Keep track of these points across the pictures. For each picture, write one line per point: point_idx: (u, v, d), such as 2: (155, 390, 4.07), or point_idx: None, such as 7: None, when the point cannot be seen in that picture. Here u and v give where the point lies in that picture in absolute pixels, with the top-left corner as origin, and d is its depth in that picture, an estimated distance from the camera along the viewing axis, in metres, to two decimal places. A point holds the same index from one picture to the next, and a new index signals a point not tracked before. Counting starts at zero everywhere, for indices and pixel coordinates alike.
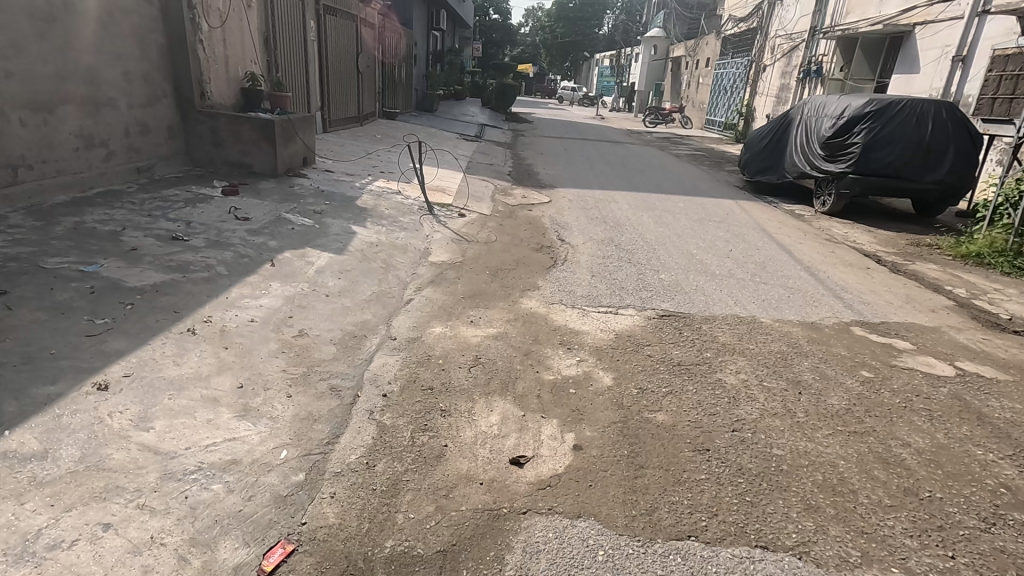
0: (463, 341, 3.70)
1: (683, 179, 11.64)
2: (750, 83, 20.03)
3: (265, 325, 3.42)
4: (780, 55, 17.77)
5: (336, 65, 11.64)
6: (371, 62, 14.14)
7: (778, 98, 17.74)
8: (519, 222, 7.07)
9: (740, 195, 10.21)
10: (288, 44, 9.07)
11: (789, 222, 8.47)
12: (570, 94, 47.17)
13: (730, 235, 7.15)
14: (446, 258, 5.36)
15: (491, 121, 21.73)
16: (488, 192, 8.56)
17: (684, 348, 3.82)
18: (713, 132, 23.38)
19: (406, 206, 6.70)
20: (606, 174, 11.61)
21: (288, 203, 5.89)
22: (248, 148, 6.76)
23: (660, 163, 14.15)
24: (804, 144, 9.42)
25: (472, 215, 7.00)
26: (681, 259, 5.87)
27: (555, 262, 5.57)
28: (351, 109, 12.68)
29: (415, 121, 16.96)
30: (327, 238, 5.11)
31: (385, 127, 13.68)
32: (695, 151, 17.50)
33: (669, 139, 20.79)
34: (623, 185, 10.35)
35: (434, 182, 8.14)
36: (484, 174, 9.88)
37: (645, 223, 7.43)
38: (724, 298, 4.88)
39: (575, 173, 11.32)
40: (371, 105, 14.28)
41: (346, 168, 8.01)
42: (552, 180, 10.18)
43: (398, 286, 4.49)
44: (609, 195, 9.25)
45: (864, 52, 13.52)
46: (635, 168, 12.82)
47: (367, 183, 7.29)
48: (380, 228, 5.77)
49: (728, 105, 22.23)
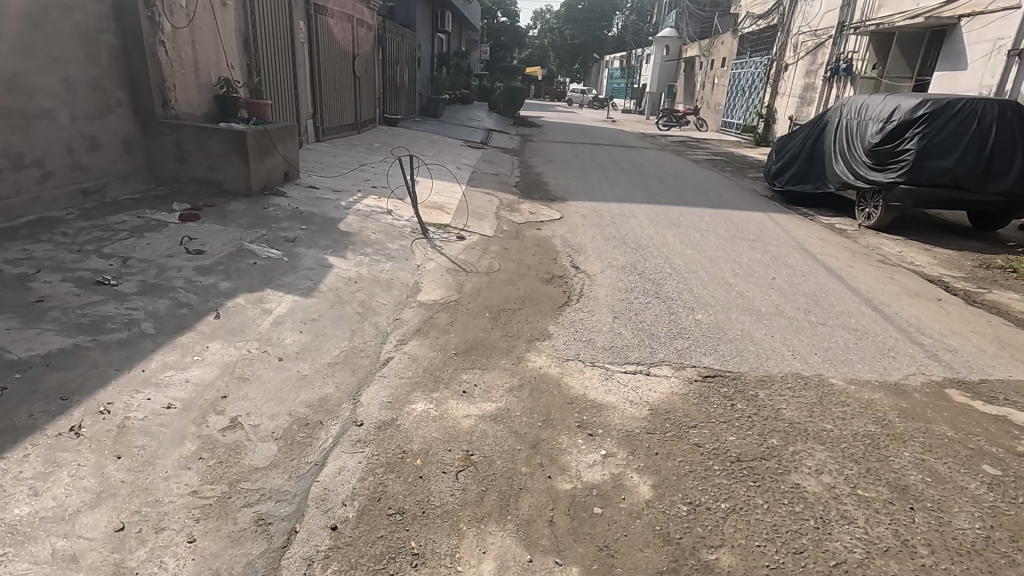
0: (451, 426, 2.82)
1: (706, 188, 10.68)
2: (770, 83, 19.01)
3: (184, 413, 2.56)
4: (804, 53, 16.77)
5: (329, 69, 10.84)
6: (369, 66, 13.34)
7: (802, 99, 16.73)
8: (526, 244, 6.19)
9: (771, 206, 9.25)
10: (271, 46, 8.27)
11: (832, 238, 7.51)
12: (579, 97, 46.27)
13: (768, 257, 6.23)
14: (439, 295, 4.50)
15: (498, 126, 20.88)
16: (492, 208, 7.69)
17: (742, 432, 2.90)
18: (730, 135, 22.35)
19: (397, 228, 5.85)
20: (622, 183, 10.68)
21: (256, 230, 5.05)
22: (218, 164, 5.94)
23: (679, 169, 13.20)
24: (847, 150, 8.47)
25: (472, 237, 6.13)
26: (718, 292, 4.96)
27: (568, 298, 4.68)
28: (347, 116, 11.88)
29: (418, 127, 16.15)
30: (294, 275, 4.26)
31: (385, 135, 12.88)
32: (715, 156, 16.53)
33: (685, 142, 19.81)
34: (641, 196, 9.43)
35: (432, 198, 7.29)
36: (488, 187, 9.02)
37: (670, 243, 6.52)
38: (777, 347, 3.96)
39: (587, 183, 10.40)
40: (369, 110, 13.48)
41: (333, 185, 7.18)
42: (563, 192, 9.29)
43: (375, 339, 3.63)
44: (627, 209, 8.34)
45: (900, 48, 12.50)
46: (653, 175, 11.87)
47: (354, 202, 6.44)
48: (362, 257, 4.91)
49: (746, 106, 21.22)
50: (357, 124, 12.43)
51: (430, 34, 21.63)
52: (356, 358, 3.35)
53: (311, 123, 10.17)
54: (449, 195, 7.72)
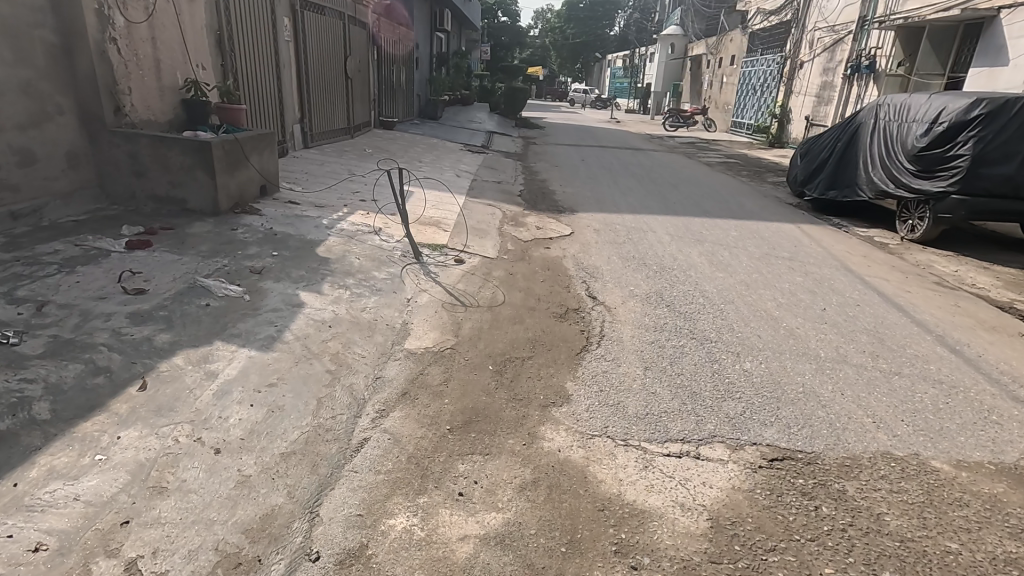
0: (442, 559, 2.05)
1: (725, 195, 9.88)
2: (784, 81, 18.20)
3: (56, 561, 1.79)
4: (821, 49, 15.96)
5: (319, 70, 10.09)
6: (362, 67, 12.59)
7: (819, 98, 15.93)
8: (534, 268, 5.43)
9: (800, 216, 8.45)
10: (250, 45, 7.51)
11: (875, 254, 6.71)
12: (582, 97, 45.45)
13: (811, 280, 5.45)
14: (431, 340, 3.73)
15: (500, 128, 20.13)
16: (494, 222, 6.91)
17: (842, 561, 2.12)
18: (741, 135, 21.53)
19: (385, 252, 5.08)
20: (635, 190, 9.90)
21: (216, 258, 4.29)
22: (180, 179, 5.17)
23: (693, 174, 12.39)
24: (886, 155, 7.67)
25: (472, 260, 5.35)
26: (763, 331, 4.18)
27: (587, 341, 3.90)
28: (338, 120, 11.12)
29: (416, 130, 15.39)
30: (253, 319, 3.49)
31: (380, 139, 12.11)
32: (728, 158, 15.73)
33: (695, 144, 19.01)
34: (657, 205, 8.64)
35: (427, 214, 6.53)
36: (490, 197, 8.24)
37: (698, 264, 5.74)
38: (851, 411, 3.18)
39: (597, 190, 9.61)
40: (363, 113, 12.72)
41: (317, 199, 6.42)
42: (572, 202, 8.50)
43: (347, 411, 2.86)
44: (644, 222, 7.56)
45: (929, 43, 11.71)
46: (666, 181, 11.06)
47: (337, 220, 5.67)
48: (340, 292, 4.14)
49: (758, 105, 20.41)
50: (349, 129, 11.67)
51: (428, 33, 20.88)
52: (320, 443, 2.58)
53: (298, 128, 9.42)
54: (447, 209, 6.95)
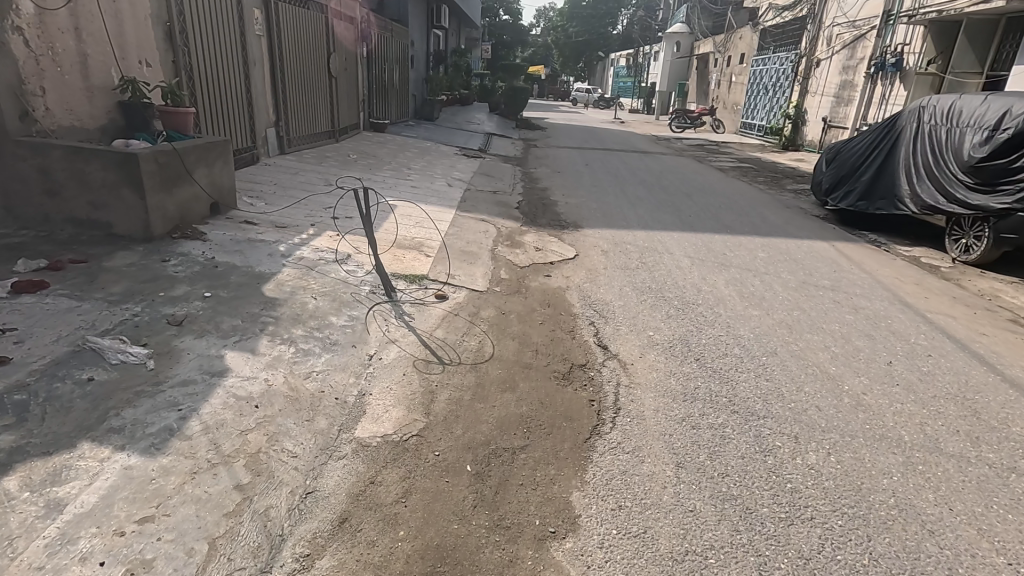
0: None
1: (744, 206, 8.96)
2: (798, 80, 17.29)
3: None
4: (840, 46, 15.00)
5: (298, 68, 9.22)
6: (349, 65, 11.72)
7: (838, 98, 14.98)
8: (532, 304, 4.53)
9: (831, 231, 7.53)
10: (209, 40, 6.63)
11: (928, 279, 5.79)
12: (584, 96, 44.54)
13: (863, 319, 4.54)
14: (392, 421, 2.83)
15: (500, 129, 19.25)
16: (487, 242, 6.02)
17: None
18: (752, 137, 20.61)
19: (348, 288, 4.17)
20: (645, 200, 8.99)
21: (127, 305, 3.39)
22: (103, 198, 4.27)
23: (707, 180, 11.45)
24: (935, 164, 6.76)
25: (458, 296, 4.46)
26: (821, 401, 3.27)
27: (598, 419, 3.01)
28: (320, 123, 10.24)
29: (409, 132, 14.50)
30: (147, 400, 2.59)
31: (368, 143, 11.22)
32: (741, 162, 14.81)
33: (705, 147, 18.08)
34: (671, 219, 7.73)
35: (409, 235, 5.64)
36: (484, 211, 7.34)
37: (727, 298, 4.84)
38: (972, 543, 2.27)
39: (603, 201, 8.70)
40: (350, 115, 11.83)
41: (279, 218, 5.52)
42: (576, 216, 7.60)
43: (251, 565, 1.96)
44: (658, 240, 6.66)
45: (966, 38, 10.84)
46: (678, 189, 10.15)
47: (298, 246, 4.77)
48: (280, 350, 3.25)
49: (770, 106, 19.47)
50: (333, 132, 10.79)
51: (425, 30, 19.99)
52: None
53: (272, 132, 8.53)
54: (433, 228, 6.07)
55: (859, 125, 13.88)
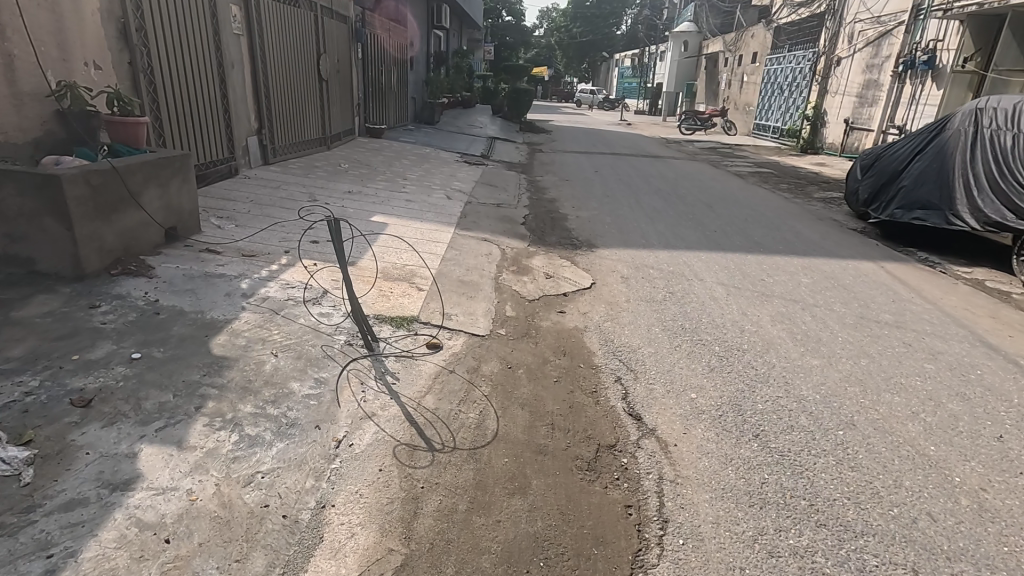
0: None
1: (773, 219, 8.14)
2: (817, 80, 16.48)
3: None
4: (864, 43, 14.17)
5: (284, 71, 8.48)
6: (342, 68, 10.98)
7: (861, 98, 14.14)
8: (544, 353, 3.75)
9: (876, 249, 6.72)
10: (175, 39, 5.88)
11: (1003, 310, 4.97)
12: (589, 97, 43.75)
13: (948, 369, 3.74)
14: (357, 556, 2.05)
15: (504, 133, 18.48)
16: (490, 269, 5.24)
17: None
18: (766, 139, 19.78)
19: (318, 340, 3.39)
20: (664, 212, 8.18)
21: (23, 377, 2.62)
22: (21, 230, 3.52)
23: (727, 188, 10.64)
24: (1002, 176, 6.20)
25: (453, 345, 3.68)
26: (931, 504, 2.48)
27: (640, 544, 2.22)
28: (311, 130, 9.49)
29: (408, 137, 13.75)
30: (2, 544, 1.81)
31: (361, 151, 10.46)
32: (759, 166, 13.99)
33: (718, 150, 17.27)
34: (697, 235, 6.93)
35: (399, 264, 4.87)
36: (487, 228, 6.57)
37: (778, 342, 4.04)
38: None
39: (618, 214, 7.92)
40: (343, 121, 11.08)
41: (248, 244, 4.76)
42: (589, 234, 6.81)
43: None
44: (685, 261, 5.87)
45: (1010, 31, 10.11)
46: (697, 198, 9.34)
47: (264, 282, 4.00)
48: (218, 439, 2.47)
49: (785, 107, 18.63)
50: (324, 139, 10.03)
51: (425, 30, 19.23)
52: None
53: (253, 141, 7.78)
54: (428, 253, 5.28)
55: (886, 127, 13.03)
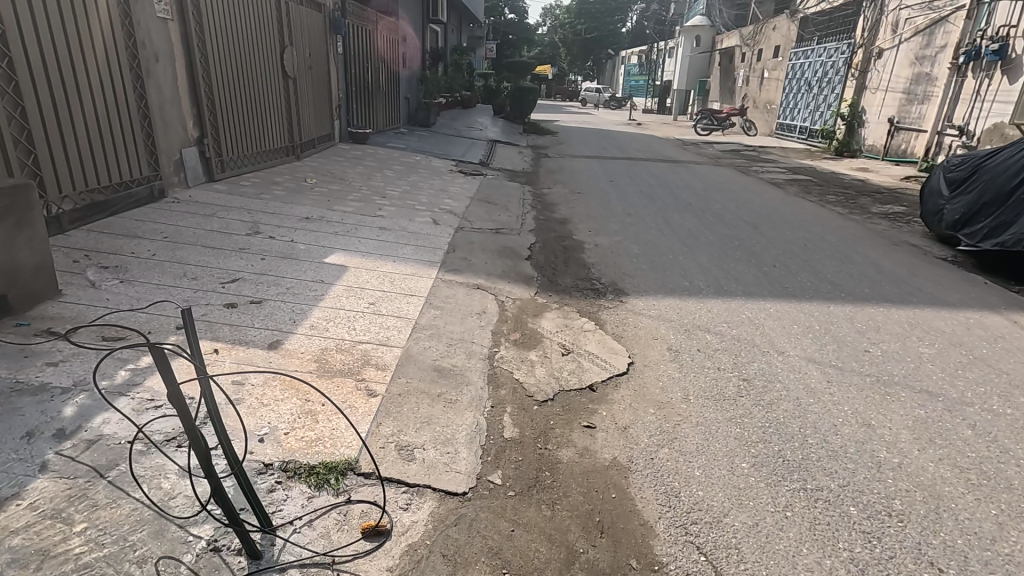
0: None
1: (838, 244, 6.56)
2: (852, 75, 14.89)
3: None
4: (911, 32, 12.56)
5: (235, 67, 6.97)
6: (317, 64, 9.47)
7: (910, 95, 12.53)
8: (567, 532, 2.21)
9: (990, 292, 5.13)
10: (56, 20, 4.36)
11: None
12: (595, 96, 42.20)
13: None
14: None
15: (506, 135, 16.93)
16: (482, 342, 3.69)
17: None
18: (792, 140, 18.16)
19: (154, 544, 1.86)
20: (704, 238, 6.63)
21: None
22: None
23: (769, 202, 9.03)
24: None
25: (410, 523, 2.15)
26: None
27: None
28: (273, 138, 7.95)
29: (397, 142, 12.22)
30: None
31: (338, 160, 8.95)
32: (793, 172, 12.41)
33: (742, 153, 15.70)
34: (753, 274, 5.38)
35: (348, 343, 3.33)
36: (481, 268, 5.02)
37: (945, 490, 2.49)
38: None
39: (648, 241, 6.38)
40: (317, 126, 9.56)
41: (121, 317, 3.22)
42: (615, 275, 5.26)
43: None
44: (749, 319, 4.32)
45: None
46: (736, 217, 7.77)
47: (111, 400, 2.48)
48: None
49: (814, 104, 17.03)
50: (292, 147, 8.50)
51: (420, 24, 17.71)
52: None
53: (192, 152, 6.25)
54: (394, 318, 3.74)
55: (942, 127, 11.41)
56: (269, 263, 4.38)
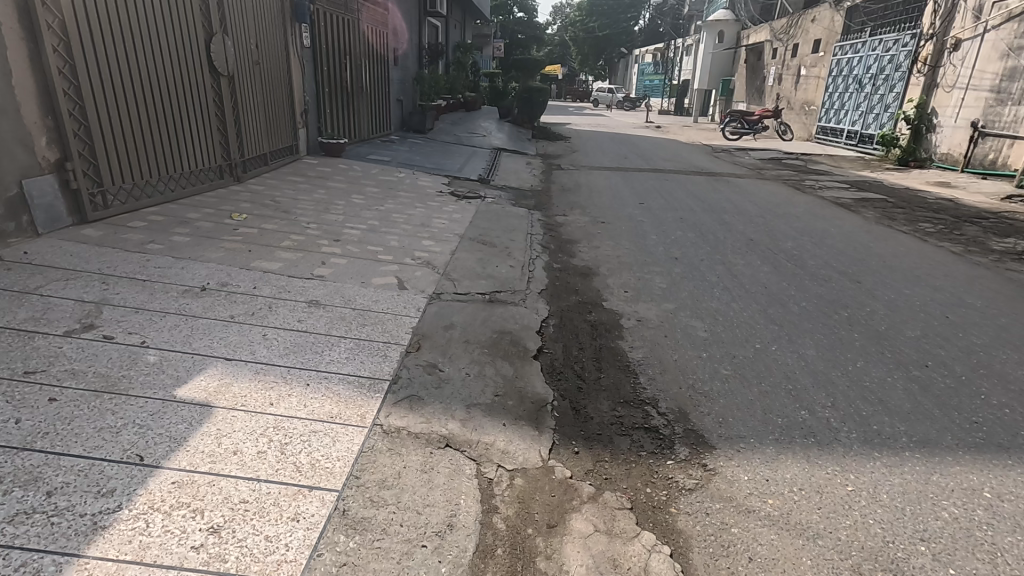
0: None
1: (996, 315, 4.44)
2: (918, 71, 12.73)
3: None
4: (1002, 18, 10.40)
5: (128, 57, 4.96)
6: (267, 58, 7.46)
7: (1003, 94, 10.32)
8: None
9: None
10: None
11: None
12: (608, 96, 40.13)
13: None
14: None
15: (513, 143, 14.95)
16: None
17: None
18: (838, 146, 16.00)
19: None
20: (794, 305, 4.55)
21: None
22: None
23: (852, 235, 6.91)
24: None
25: None
26: None
27: None
28: (197, 155, 5.96)
29: (381, 154, 10.26)
30: None
31: (292, 184, 6.97)
32: (858, 188, 10.30)
33: (784, 163, 13.59)
34: (907, 387, 3.30)
35: None
36: (457, 391, 2.98)
37: None
38: None
39: (717, 314, 4.33)
40: (269, 137, 7.56)
41: None
42: (680, 392, 3.22)
43: None
44: (963, 529, 2.25)
45: None
46: (820, 263, 5.67)
47: None
48: None
49: (865, 106, 14.87)
50: (225, 167, 6.50)
51: (416, 19, 15.76)
52: None
53: (43, 183, 4.26)
54: None
55: None
56: (58, 410, 2.37)
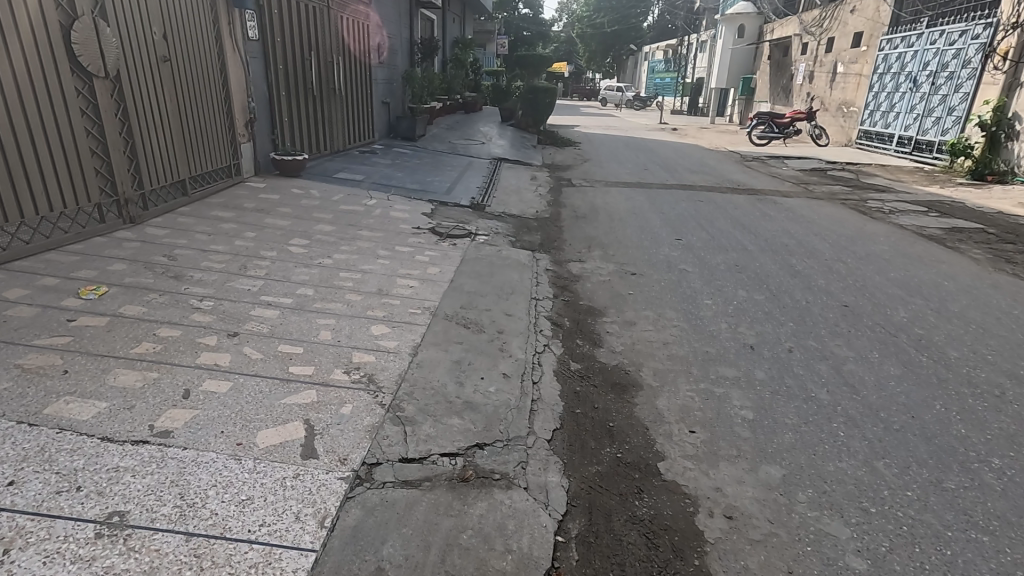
0: None
1: None
2: (994, 67, 10.83)
3: None
4: None
5: None
6: (185, 52, 5.61)
7: None
8: None
9: None
10: None
11: None
12: (617, 95, 38.13)
13: None
14: None
15: (516, 150, 13.11)
16: None
17: None
18: (887, 153, 14.05)
19: None
20: (983, 465, 2.68)
21: None
22: None
23: (978, 294, 5.00)
24: None
25: None
26: None
27: None
28: (55, 193, 4.10)
29: (354, 170, 8.44)
30: None
31: (211, 224, 5.14)
32: (938, 211, 8.39)
33: (831, 175, 11.67)
34: None
35: None
36: None
37: None
38: None
39: (861, 498, 2.46)
40: (191, 156, 5.72)
41: None
42: None
43: None
44: None
45: None
46: (970, 356, 3.78)
47: None
48: None
49: (922, 107, 12.92)
50: (109, 204, 4.65)
51: (406, 11, 13.90)
52: None
53: None
54: None
55: None
56: None
